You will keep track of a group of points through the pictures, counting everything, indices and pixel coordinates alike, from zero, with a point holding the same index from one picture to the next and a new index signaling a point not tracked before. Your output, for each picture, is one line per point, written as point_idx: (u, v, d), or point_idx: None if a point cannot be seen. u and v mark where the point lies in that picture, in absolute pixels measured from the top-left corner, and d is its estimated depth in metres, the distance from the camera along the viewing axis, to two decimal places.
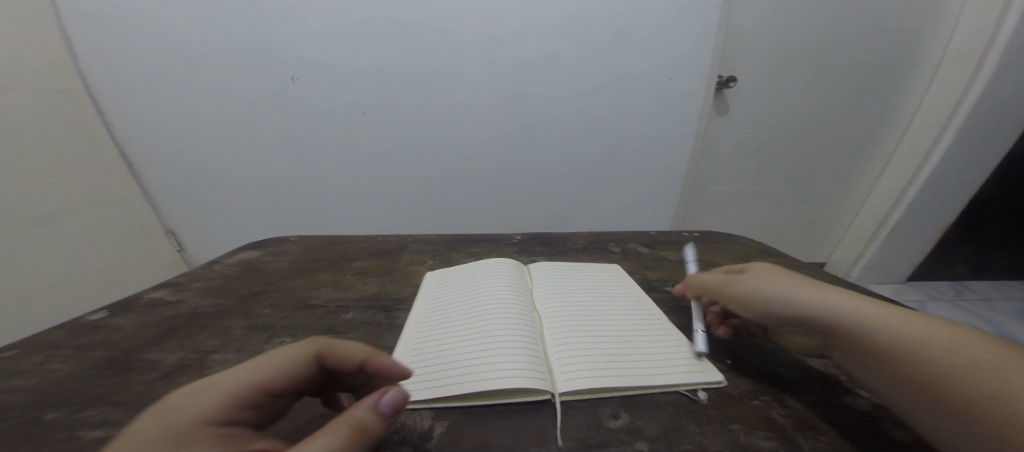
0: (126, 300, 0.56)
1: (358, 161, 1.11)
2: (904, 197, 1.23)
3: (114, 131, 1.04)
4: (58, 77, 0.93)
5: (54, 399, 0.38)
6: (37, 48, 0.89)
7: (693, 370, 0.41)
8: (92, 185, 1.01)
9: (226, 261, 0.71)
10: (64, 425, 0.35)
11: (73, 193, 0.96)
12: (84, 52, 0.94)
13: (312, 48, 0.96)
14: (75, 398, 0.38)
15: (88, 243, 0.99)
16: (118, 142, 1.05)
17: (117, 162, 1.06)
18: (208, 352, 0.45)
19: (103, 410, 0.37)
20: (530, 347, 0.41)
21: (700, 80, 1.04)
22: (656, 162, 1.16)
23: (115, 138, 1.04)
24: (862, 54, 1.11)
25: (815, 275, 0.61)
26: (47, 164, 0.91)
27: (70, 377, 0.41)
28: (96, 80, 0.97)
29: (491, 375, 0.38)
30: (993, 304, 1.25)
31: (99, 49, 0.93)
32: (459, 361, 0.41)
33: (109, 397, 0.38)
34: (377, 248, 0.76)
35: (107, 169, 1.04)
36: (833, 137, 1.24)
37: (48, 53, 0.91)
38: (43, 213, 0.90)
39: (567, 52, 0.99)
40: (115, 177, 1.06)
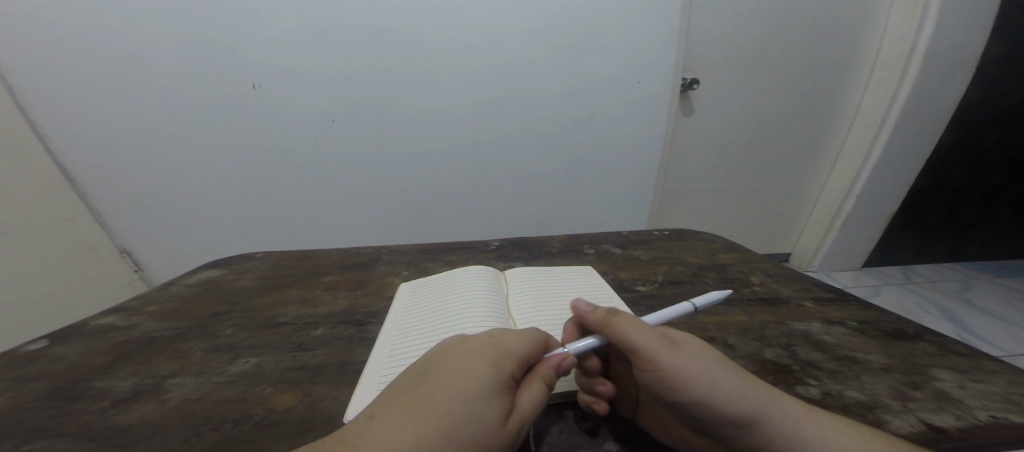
0: (72, 327, 0.52)
1: (328, 170, 1.08)
2: (853, 190, 1.32)
3: (48, 143, 0.96)
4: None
5: None
6: None
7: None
8: (33, 204, 0.94)
9: (186, 281, 0.67)
10: None
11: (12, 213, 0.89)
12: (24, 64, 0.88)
13: (278, 55, 0.93)
14: (11, 434, 0.35)
15: (31, 267, 0.92)
16: (62, 157, 0.99)
17: (62, 179, 1.00)
18: (166, 376, 0.42)
19: (48, 443, 0.34)
20: None
21: (663, 84, 1.08)
22: (627, 163, 1.19)
23: (59, 153, 0.98)
24: (808, 58, 1.19)
25: (774, 268, 0.64)
26: None
27: (5, 411, 0.38)
28: (37, 92, 0.91)
29: None
30: (937, 287, 1.35)
31: (38, 60, 0.88)
32: None
33: (53, 430, 0.35)
34: (349, 261, 0.74)
35: (49, 186, 0.97)
36: (788, 136, 1.32)
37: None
38: None
39: (535, 57, 1.01)
40: (58, 195, 0.99)
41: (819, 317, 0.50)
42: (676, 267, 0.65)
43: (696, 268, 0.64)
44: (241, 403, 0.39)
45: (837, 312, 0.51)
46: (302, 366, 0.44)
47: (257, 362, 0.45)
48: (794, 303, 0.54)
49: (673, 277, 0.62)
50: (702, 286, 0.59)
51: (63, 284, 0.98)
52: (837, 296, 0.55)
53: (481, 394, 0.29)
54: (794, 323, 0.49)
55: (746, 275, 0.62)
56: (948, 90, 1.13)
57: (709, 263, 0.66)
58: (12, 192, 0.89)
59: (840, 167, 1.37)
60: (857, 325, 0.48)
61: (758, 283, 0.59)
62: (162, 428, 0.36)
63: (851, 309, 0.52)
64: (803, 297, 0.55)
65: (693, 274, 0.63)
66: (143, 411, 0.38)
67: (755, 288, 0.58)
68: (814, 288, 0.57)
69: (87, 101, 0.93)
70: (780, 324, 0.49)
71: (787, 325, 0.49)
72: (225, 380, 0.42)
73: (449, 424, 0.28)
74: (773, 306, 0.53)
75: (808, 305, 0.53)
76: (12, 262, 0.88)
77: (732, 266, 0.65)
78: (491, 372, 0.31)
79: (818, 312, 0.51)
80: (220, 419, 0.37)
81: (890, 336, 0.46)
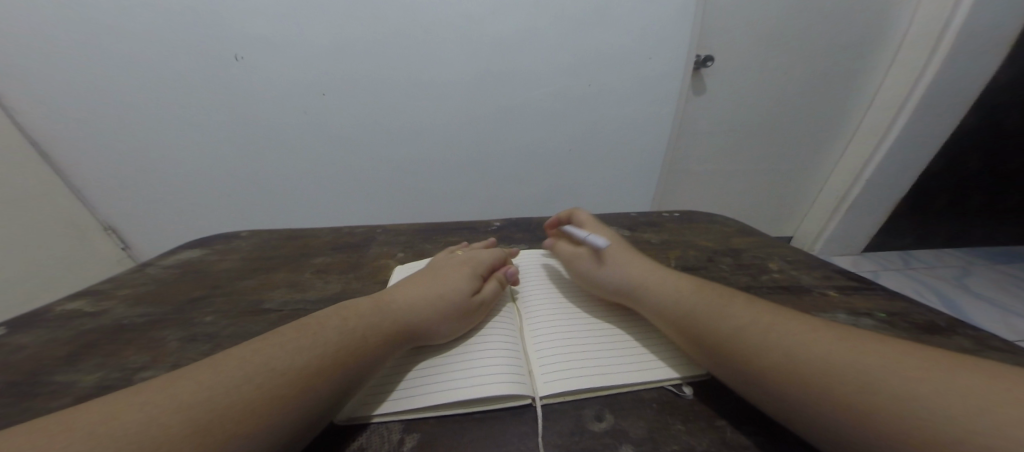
0: (36, 314, 0.49)
1: (318, 148, 1.02)
2: (862, 174, 1.28)
3: (21, 117, 0.89)
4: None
5: None
6: None
7: (673, 362, 0.40)
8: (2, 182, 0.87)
9: (164, 262, 0.62)
10: None
11: None
12: None
13: (260, 23, 0.84)
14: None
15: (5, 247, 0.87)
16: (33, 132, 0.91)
17: (33, 154, 0.92)
18: (135, 371, 0.40)
19: None
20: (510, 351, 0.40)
21: (676, 60, 1.01)
22: (632, 143, 1.13)
23: (31, 127, 0.90)
24: (829, 35, 1.12)
25: (791, 253, 0.61)
26: None
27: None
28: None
29: (472, 383, 0.36)
30: (936, 271, 1.34)
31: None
32: (437, 369, 0.38)
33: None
34: (341, 241, 0.70)
35: (19, 163, 0.90)
36: (801, 116, 1.26)
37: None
38: None
39: (542, 29, 0.93)
40: (32, 172, 0.92)
41: (843, 308, 0.47)
42: (690, 252, 0.62)
43: (711, 253, 0.61)
44: None
45: (863, 303, 0.48)
46: None
47: None
48: (817, 291, 0.51)
49: (687, 263, 0.58)
50: (718, 272, 0.55)
51: (43, 263, 0.94)
52: (860, 285, 0.52)
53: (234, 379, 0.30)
54: (818, 314, 0.47)
55: (764, 261, 0.58)
56: (976, 71, 1.06)
57: (724, 247, 0.63)
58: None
59: (852, 148, 1.32)
60: (886, 317, 0.46)
61: (777, 269, 0.56)
62: None
63: (879, 299, 0.49)
64: (826, 286, 0.52)
65: (708, 259, 0.59)
66: None
67: (774, 275, 0.55)
68: (837, 276, 0.54)
69: (56, 69, 0.84)
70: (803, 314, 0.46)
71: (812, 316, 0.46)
72: None
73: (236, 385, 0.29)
74: (794, 294, 0.50)
75: (831, 294, 0.50)
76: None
77: (749, 251, 0.62)
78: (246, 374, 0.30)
79: (843, 302, 0.48)
80: None
81: (922, 329, 0.44)
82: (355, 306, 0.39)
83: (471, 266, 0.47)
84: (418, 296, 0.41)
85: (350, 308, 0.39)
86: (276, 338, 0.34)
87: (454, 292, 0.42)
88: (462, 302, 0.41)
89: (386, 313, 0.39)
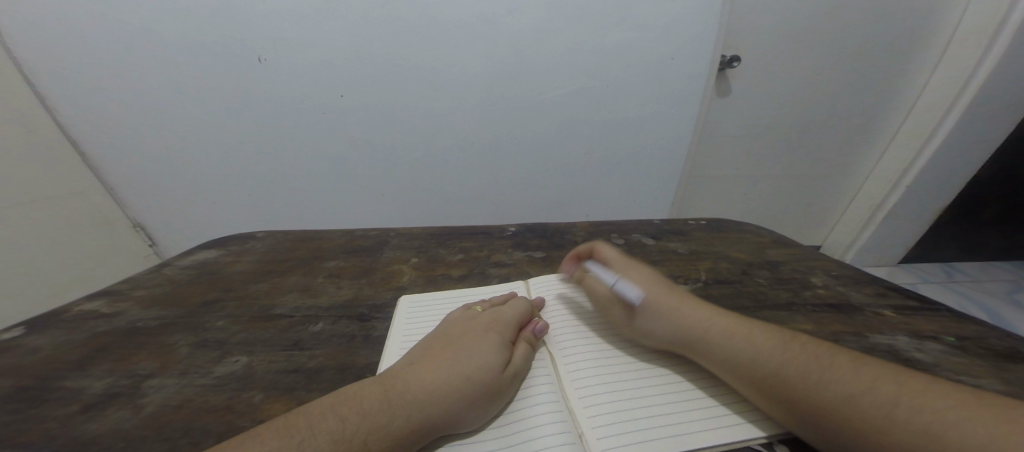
0: (55, 314, 0.50)
1: (333, 150, 1.01)
2: (902, 182, 1.21)
3: (59, 118, 0.92)
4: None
5: None
6: None
7: (736, 420, 0.36)
8: (42, 179, 0.89)
9: (180, 262, 0.62)
10: None
11: (26, 188, 0.86)
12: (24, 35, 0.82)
13: (281, 25, 0.84)
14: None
15: (47, 240, 0.90)
16: (72, 133, 0.94)
17: (73, 152, 0.95)
18: (145, 376, 0.39)
19: None
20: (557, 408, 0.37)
21: (702, 60, 0.96)
22: (652, 146, 1.09)
23: (70, 129, 0.93)
24: (867, 34, 1.05)
25: (835, 268, 0.57)
26: None
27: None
28: (41, 65, 0.85)
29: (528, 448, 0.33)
30: (982, 285, 1.25)
31: (30, 23, 0.80)
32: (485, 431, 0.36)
33: (7, 440, 0.33)
34: (355, 244, 0.69)
35: (61, 163, 0.93)
36: (835, 120, 1.20)
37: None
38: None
39: (561, 30, 0.90)
40: (69, 169, 0.94)
41: (904, 329, 0.43)
42: (721, 263, 0.59)
43: (745, 266, 0.58)
44: (226, 412, 0.35)
45: (927, 325, 0.44)
46: (298, 369, 0.40)
47: (247, 362, 0.41)
48: (871, 312, 0.47)
49: (719, 276, 0.55)
50: (755, 287, 0.52)
51: (78, 259, 0.96)
52: (919, 305, 0.48)
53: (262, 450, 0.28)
54: (877, 337, 0.43)
55: (804, 275, 0.55)
56: None
57: (759, 259, 0.59)
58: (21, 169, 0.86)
59: (891, 154, 1.24)
60: (955, 341, 0.42)
61: (821, 285, 0.52)
62: (134, 441, 0.33)
63: (944, 321, 0.45)
64: (880, 305, 0.48)
65: (742, 272, 0.56)
66: (114, 420, 0.35)
67: (818, 291, 0.51)
68: (892, 295, 0.50)
69: (89, 72, 0.86)
70: (857, 335, 0.43)
71: (872, 339, 0.42)
72: (210, 384, 0.38)
73: None
74: (846, 313, 0.46)
75: (887, 314, 0.46)
76: (28, 233, 0.87)
77: (787, 265, 0.58)
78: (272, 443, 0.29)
79: (901, 323, 0.44)
80: (201, 431, 0.34)
81: (1002, 356, 0.39)
82: (358, 396, 0.34)
83: (497, 332, 0.42)
84: (437, 381, 0.36)
85: (353, 397, 0.33)
86: (253, 438, 0.29)
87: (480, 374, 0.37)
88: (487, 385, 0.36)
89: (395, 409, 0.33)
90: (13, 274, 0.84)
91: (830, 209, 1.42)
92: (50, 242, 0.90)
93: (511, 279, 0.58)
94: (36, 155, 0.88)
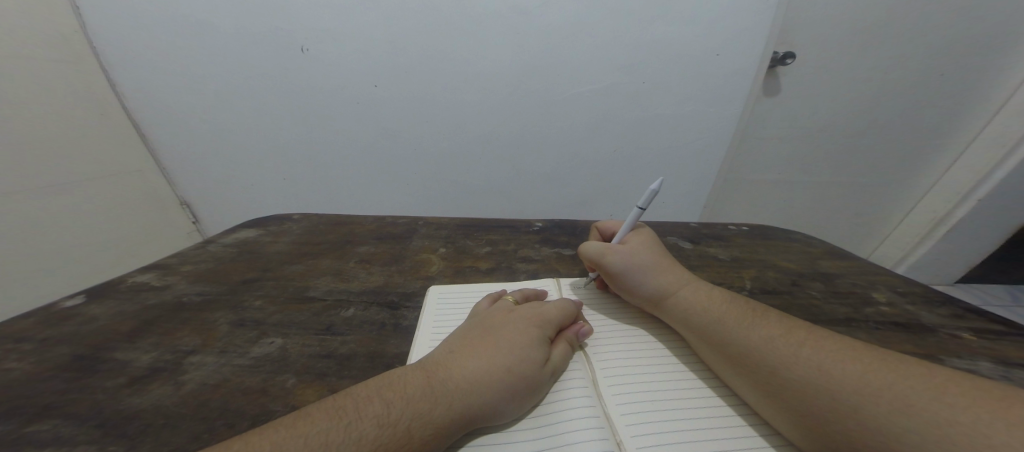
0: (110, 284, 0.53)
1: (364, 137, 1.02)
2: (973, 194, 1.10)
3: (124, 101, 0.97)
4: (65, 44, 0.86)
5: (5, 407, 0.35)
6: (46, 18, 0.82)
7: (781, 448, 0.34)
8: (106, 156, 0.95)
9: (222, 240, 0.65)
10: (9, 442, 0.33)
11: (92, 165, 0.92)
12: (97, 22, 0.87)
13: (322, 14, 0.84)
14: (26, 409, 0.35)
15: (108, 215, 0.96)
16: (133, 114, 0.99)
17: (133, 132, 1.01)
18: (187, 353, 0.41)
19: (56, 424, 0.34)
20: (594, 411, 0.36)
21: (753, 56, 0.89)
22: (688, 146, 1.04)
23: (132, 110, 0.99)
24: (950, 29, 0.94)
25: (902, 284, 0.57)
26: (61, 150, 0.86)
27: (26, 379, 0.38)
28: (111, 51, 0.90)
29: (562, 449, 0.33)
30: None
31: (101, 10, 0.85)
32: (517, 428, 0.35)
33: (62, 408, 0.35)
34: (385, 231, 0.69)
35: (123, 142, 0.99)
36: (900, 123, 1.09)
37: (56, 20, 0.84)
38: (64, 181, 0.87)
39: (602, 22, 0.85)
40: (130, 148, 1.00)
41: (987, 355, 0.43)
42: (769, 272, 0.59)
43: (795, 277, 0.58)
44: (261, 395, 0.36)
45: (1013, 352, 0.44)
46: (330, 354, 0.41)
47: (281, 344, 0.42)
48: (945, 333, 0.47)
49: (765, 285, 0.55)
50: (808, 300, 0.52)
51: (134, 231, 1.02)
52: (1007, 331, 0.47)
53: (309, 441, 0.28)
54: (952, 360, 0.43)
55: (866, 290, 0.55)
56: None
57: (813, 271, 0.60)
58: (93, 148, 0.92)
59: (962, 162, 1.13)
60: None
61: (886, 302, 0.52)
62: (174, 418, 0.34)
63: None
64: (958, 327, 0.48)
65: (792, 283, 0.56)
66: (156, 395, 0.36)
67: (881, 308, 0.51)
68: (968, 318, 0.50)
69: (150, 58, 0.91)
70: (932, 357, 0.43)
71: (949, 361, 0.42)
72: (246, 365, 0.40)
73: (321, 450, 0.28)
74: (916, 333, 0.47)
75: (965, 337, 0.46)
76: (93, 205, 0.93)
77: (843, 278, 0.58)
78: (317, 433, 0.29)
79: (983, 347, 0.44)
80: (236, 412, 0.35)
81: None
82: (401, 383, 0.33)
83: (538, 327, 0.40)
84: (478, 372, 0.35)
85: (397, 382, 0.33)
86: (304, 418, 0.30)
87: (522, 367, 0.36)
88: (527, 379, 0.36)
89: (438, 396, 0.32)
90: (76, 242, 0.90)
91: (883, 219, 1.31)
92: (110, 216, 0.96)
93: (540, 275, 0.57)
94: (100, 134, 0.94)
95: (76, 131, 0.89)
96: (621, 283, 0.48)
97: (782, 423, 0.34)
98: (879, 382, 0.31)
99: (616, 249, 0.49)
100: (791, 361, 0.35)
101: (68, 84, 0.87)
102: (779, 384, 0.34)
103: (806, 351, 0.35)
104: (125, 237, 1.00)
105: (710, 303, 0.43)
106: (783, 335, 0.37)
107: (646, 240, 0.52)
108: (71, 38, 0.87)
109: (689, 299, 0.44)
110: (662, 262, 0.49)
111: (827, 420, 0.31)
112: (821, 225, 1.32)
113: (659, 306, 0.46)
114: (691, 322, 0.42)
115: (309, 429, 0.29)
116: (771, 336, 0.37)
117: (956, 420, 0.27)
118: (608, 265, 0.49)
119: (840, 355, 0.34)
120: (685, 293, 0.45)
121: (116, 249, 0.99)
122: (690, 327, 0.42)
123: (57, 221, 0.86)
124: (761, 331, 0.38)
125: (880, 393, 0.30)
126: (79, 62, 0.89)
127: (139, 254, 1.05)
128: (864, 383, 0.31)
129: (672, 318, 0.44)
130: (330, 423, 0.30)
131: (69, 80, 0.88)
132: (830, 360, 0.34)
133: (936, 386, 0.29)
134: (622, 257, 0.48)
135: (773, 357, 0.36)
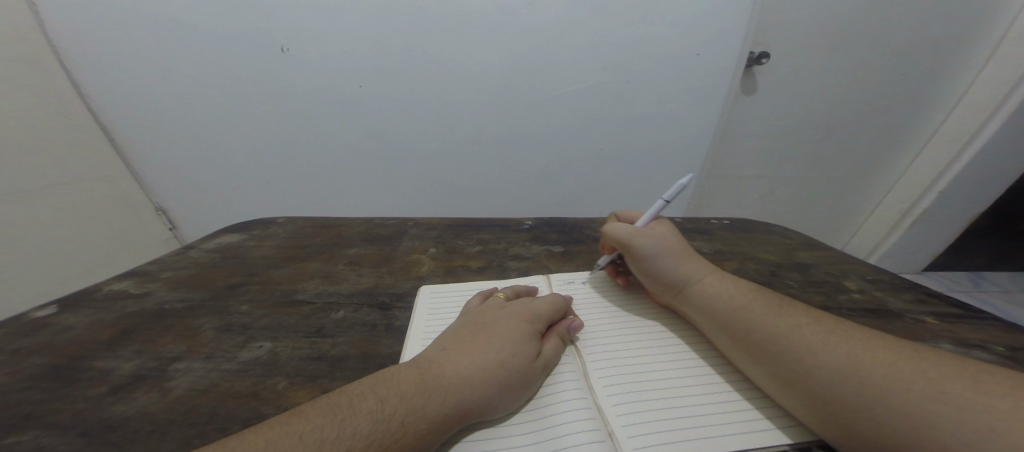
0: (85, 293, 0.51)
1: (350, 137, 1.01)
2: (935, 187, 1.17)
3: (93, 104, 0.94)
4: (25, 44, 0.82)
5: None
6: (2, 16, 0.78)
7: (761, 431, 0.36)
8: (74, 161, 0.92)
9: (205, 245, 0.63)
10: None
11: (56, 169, 0.88)
12: (62, 21, 0.83)
13: (302, 14, 0.83)
14: (2, 421, 0.34)
15: (78, 221, 0.92)
16: (102, 117, 0.96)
17: (103, 136, 0.97)
18: (172, 359, 0.40)
19: (35, 435, 0.33)
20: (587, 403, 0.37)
21: (729, 56, 0.92)
22: (670, 144, 1.06)
23: (101, 112, 0.95)
24: (911, 30, 0.99)
25: (871, 272, 0.60)
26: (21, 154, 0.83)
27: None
28: (77, 52, 0.87)
29: (557, 441, 0.34)
30: (1010, 297, 1.22)
31: (66, 9, 0.82)
32: (512, 422, 0.36)
33: (41, 418, 0.34)
34: (374, 232, 0.69)
35: (90, 145, 0.95)
36: (868, 119, 1.15)
37: (8, 17, 0.79)
38: (24, 188, 0.83)
39: (584, 23, 0.87)
40: (99, 151, 0.97)
41: (949, 337, 0.46)
42: (749, 264, 0.61)
43: (773, 268, 0.60)
44: (252, 399, 0.36)
45: (973, 333, 0.47)
46: (322, 356, 0.41)
47: (271, 347, 0.42)
48: (912, 318, 0.50)
49: (746, 277, 0.58)
50: (786, 289, 0.55)
51: (105, 238, 0.98)
52: (967, 314, 0.51)
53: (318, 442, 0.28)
54: (918, 342, 0.46)
55: (839, 279, 0.58)
56: None
57: (789, 261, 0.62)
58: (54, 152, 0.88)
59: (925, 156, 1.19)
60: (1001, 350, 0.44)
61: (857, 289, 0.55)
62: (161, 426, 0.33)
63: (989, 331, 0.48)
64: (923, 312, 0.51)
65: (771, 274, 0.58)
66: (141, 403, 0.35)
67: (853, 295, 0.54)
68: (932, 302, 0.53)
69: (119, 58, 0.87)
70: None
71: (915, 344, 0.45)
72: (235, 369, 0.39)
73: (318, 444, 0.28)
74: (884, 319, 0.49)
75: (929, 320, 0.49)
76: (59, 211, 0.89)
77: (818, 268, 0.61)
78: (329, 432, 0.29)
79: (945, 330, 0.47)
80: (228, 417, 0.34)
81: None
82: (395, 379, 0.33)
83: (529, 322, 0.41)
84: (471, 367, 0.35)
85: (391, 379, 0.33)
86: (299, 416, 0.30)
87: (515, 361, 0.37)
88: (520, 374, 0.36)
89: (433, 392, 0.33)
90: (42, 252, 0.86)
91: (856, 212, 1.37)
92: (79, 223, 0.93)
93: (531, 272, 0.58)
94: (67, 138, 0.90)
95: (37, 135, 0.85)
96: (647, 267, 0.49)
97: (790, 407, 0.36)
98: (879, 368, 0.32)
99: (647, 233, 0.50)
100: (801, 351, 0.36)
101: (27, 86, 0.83)
102: (794, 376, 0.35)
103: (808, 345, 0.36)
104: (98, 245, 0.97)
105: (735, 291, 0.44)
106: (787, 328, 0.38)
107: (670, 231, 0.53)
108: (32, 39, 0.83)
109: (715, 287, 0.45)
110: (686, 251, 0.50)
111: (833, 412, 0.33)
112: (799, 218, 1.37)
113: (683, 292, 0.47)
114: (715, 309, 0.43)
115: (317, 429, 0.29)
116: (799, 323, 0.38)
117: (931, 410, 0.29)
118: (638, 247, 0.50)
119: (843, 344, 0.35)
120: (710, 280, 0.46)
121: (88, 260, 0.95)
122: (713, 317, 0.43)
123: (17, 228, 0.82)
124: (783, 319, 0.39)
125: (878, 380, 0.32)
126: (36, 61, 0.85)
127: (112, 263, 1.00)
128: (863, 370, 0.33)
129: (696, 307, 0.45)
130: (335, 424, 0.29)
131: (29, 82, 0.83)
132: (834, 348, 0.35)
133: (923, 379, 0.30)
134: (653, 242, 0.50)
135: (801, 343, 0.36)
